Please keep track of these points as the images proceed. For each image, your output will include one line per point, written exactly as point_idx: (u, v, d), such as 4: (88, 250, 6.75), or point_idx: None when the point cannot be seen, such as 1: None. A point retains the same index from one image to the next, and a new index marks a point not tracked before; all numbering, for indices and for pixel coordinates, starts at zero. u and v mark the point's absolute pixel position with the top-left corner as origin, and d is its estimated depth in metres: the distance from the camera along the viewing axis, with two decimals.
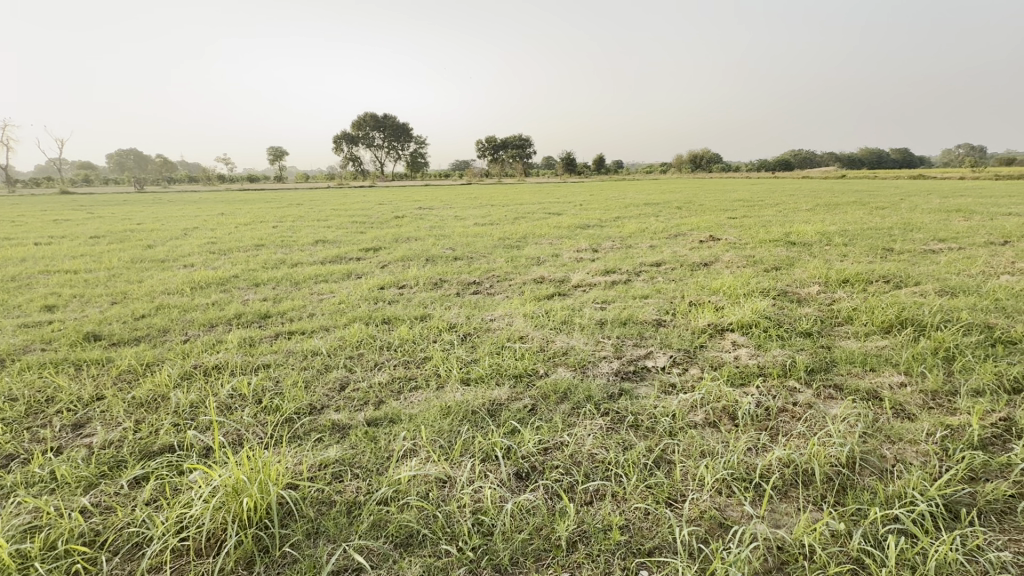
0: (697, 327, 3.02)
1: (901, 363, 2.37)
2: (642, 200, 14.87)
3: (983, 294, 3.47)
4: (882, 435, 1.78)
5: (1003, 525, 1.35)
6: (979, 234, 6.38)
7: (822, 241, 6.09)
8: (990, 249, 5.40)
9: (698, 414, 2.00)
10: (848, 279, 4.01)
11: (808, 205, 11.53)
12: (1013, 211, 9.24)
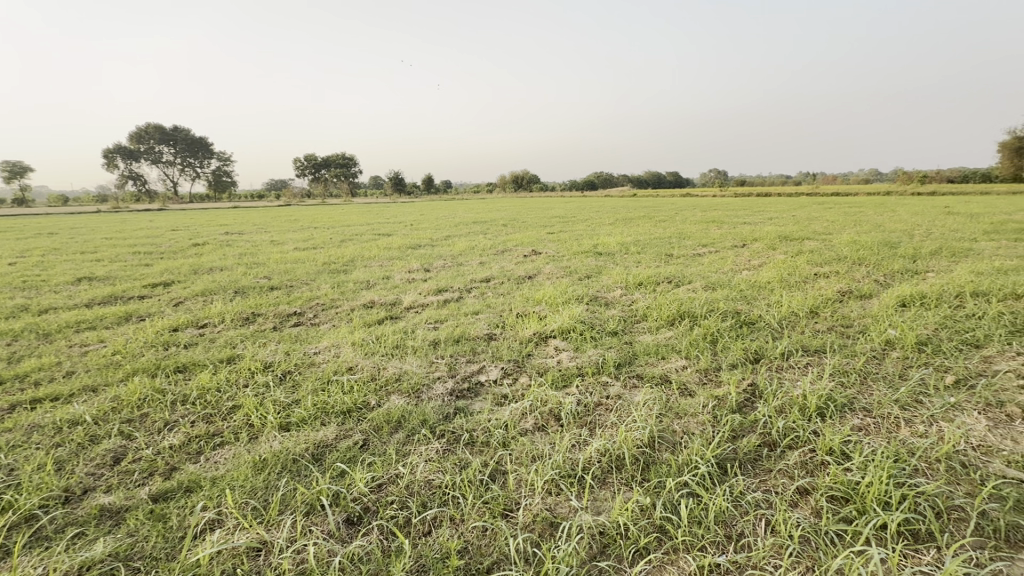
0: (524, 336, 3.23)
1: (682, 349, 2.87)
2: (468, 217, 15.34)
3: (732, 285, 4.44)
4: (672, 414, 2.12)
5: (756, 472, 1.71)
6: (726, 239, 8.18)
7: (620, 250, 7.10)
8: (731, 250, 6.96)
9: (527, 421, 2.13)
10: (641, 282, 4.73)
11: (607, 219, 13.35)
12: (743, 220, 12.10)
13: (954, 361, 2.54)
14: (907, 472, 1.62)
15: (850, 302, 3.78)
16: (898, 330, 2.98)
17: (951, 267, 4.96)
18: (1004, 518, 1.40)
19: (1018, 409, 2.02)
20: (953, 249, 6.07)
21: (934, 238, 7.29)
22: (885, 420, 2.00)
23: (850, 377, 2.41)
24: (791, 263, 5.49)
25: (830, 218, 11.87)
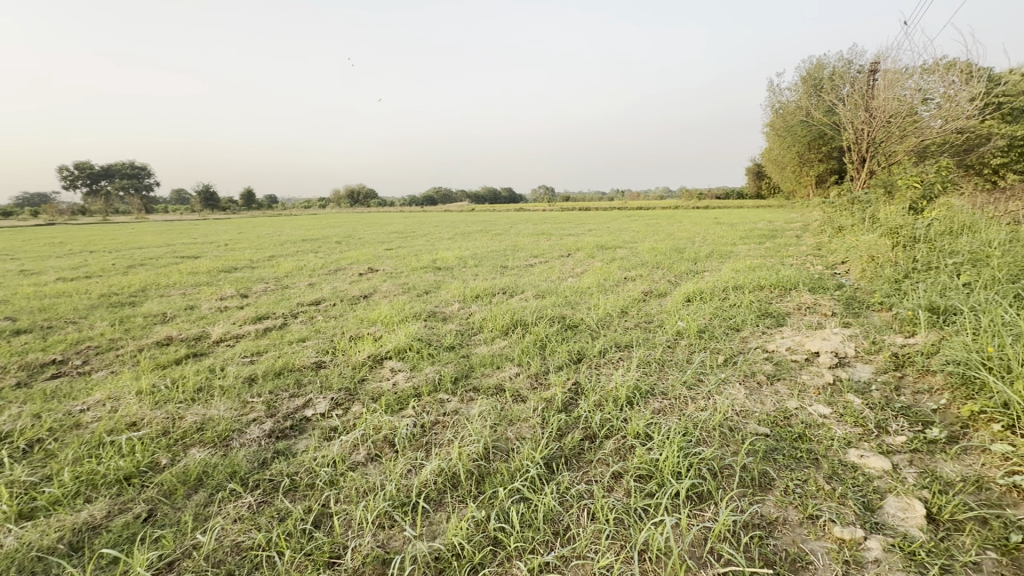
0: (357, 361, 3.07)
1: (515, 357, 3.05)
2: (297, 235, 14.08)
3: (558, 293, 4.86)
4: (505, 422, 2.22)
5: (579, 465, 1.89)
6: (554, 250, 8.96)
7: (458, 264, 7.26)
8: (557, 260, 7.65)
9: (358, 453, 2.02)
10: (478, 295, 4.89)
11: (445, 234, 13.52)
12: (566, 232, 13.41)
13: (723, 343, 3.17)
14: (692, 443, 1.95)
15: (651, 300, 4.44)
16: (684, 322, 3.61)
17: (719, 267, 6.20)
18: (756, 468, 1.78)
19: (763, 377, 2.61)
20: (720, 253, 7.59)
21: (708, 244, 9.03)
22: (677, 399, 2.39)
23: (651, 366, 2.84)
24: (605, 269, 6.26)
25: (635, 229, 13.86)
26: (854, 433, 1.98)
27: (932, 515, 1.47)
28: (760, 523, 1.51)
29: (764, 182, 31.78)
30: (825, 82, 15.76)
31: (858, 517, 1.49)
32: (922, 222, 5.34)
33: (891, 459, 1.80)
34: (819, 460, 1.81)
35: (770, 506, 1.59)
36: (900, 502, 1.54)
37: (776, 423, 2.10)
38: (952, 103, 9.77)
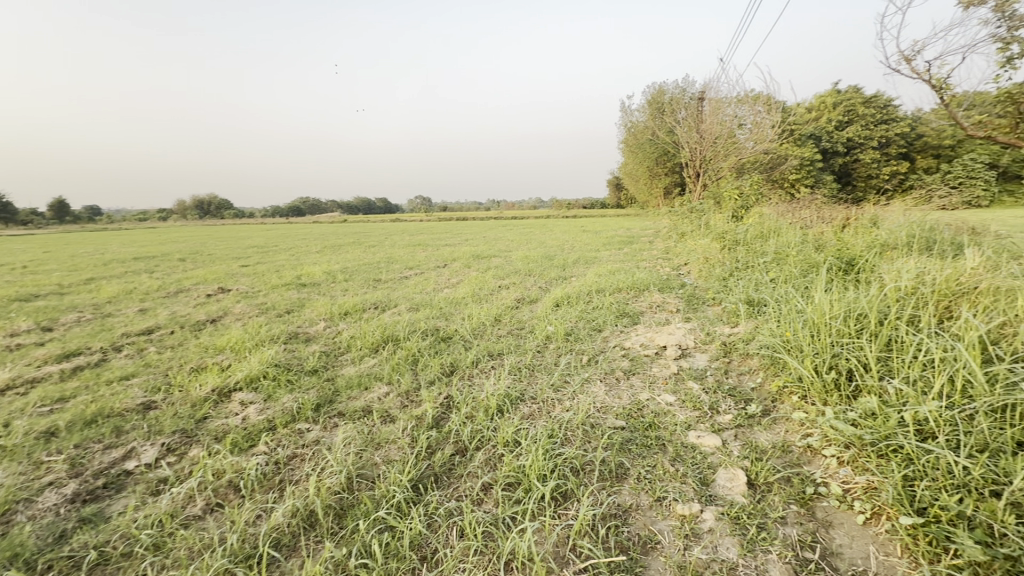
0: (198, 396, 2.70)
1: (385, 375, 2.94)
2: (127, 252, 12.07)
3: (432, 305, 4.83)
4: (372, 447, 2.13)
5: (449, 483, 1.87)
6: (430, 260, 8.91)
7: (326, 279, 6.83)
8: (434, 271, 7.62)
9: (193, 506, 1.76)
10: (347, 312, 4.65)
11: (314, 247, 12.65)
12: (444, 243, 13.39)
13: (587, 344, 3.42)
14: (557, 443, 2.05)
15: (522, 308, 4.63)
16: (552, 326, 3.82)
17: (584, 272, 6.69)
18: (614, 459, 1.94)
19: (621, 373, 2.87)
20: (585, 258, 8.22)
21: (575, 250, 9.71)
22: (545, 402, 2.51)
23: (522, 372, 2.95)
24: (480, 278, 6.39)
25: (509, 238, 14.34)
26: (694, 416, 2.27)
27: (751, 482, 1.74)
28: (617, 513, 1.64)
29: (622, 193, 35.15)
30: (666, 106, 17.97)
31: (696, 493, 1.70)
32: (741, 228, 6.34)
33: (722, 436, 2.09)
34: (665, 445, 2.04)
35: (625, 495, 1.74)
36: (728, 475, 1.79)
37: (631, 415, 2.32)
38: (760, 129, 11.79)
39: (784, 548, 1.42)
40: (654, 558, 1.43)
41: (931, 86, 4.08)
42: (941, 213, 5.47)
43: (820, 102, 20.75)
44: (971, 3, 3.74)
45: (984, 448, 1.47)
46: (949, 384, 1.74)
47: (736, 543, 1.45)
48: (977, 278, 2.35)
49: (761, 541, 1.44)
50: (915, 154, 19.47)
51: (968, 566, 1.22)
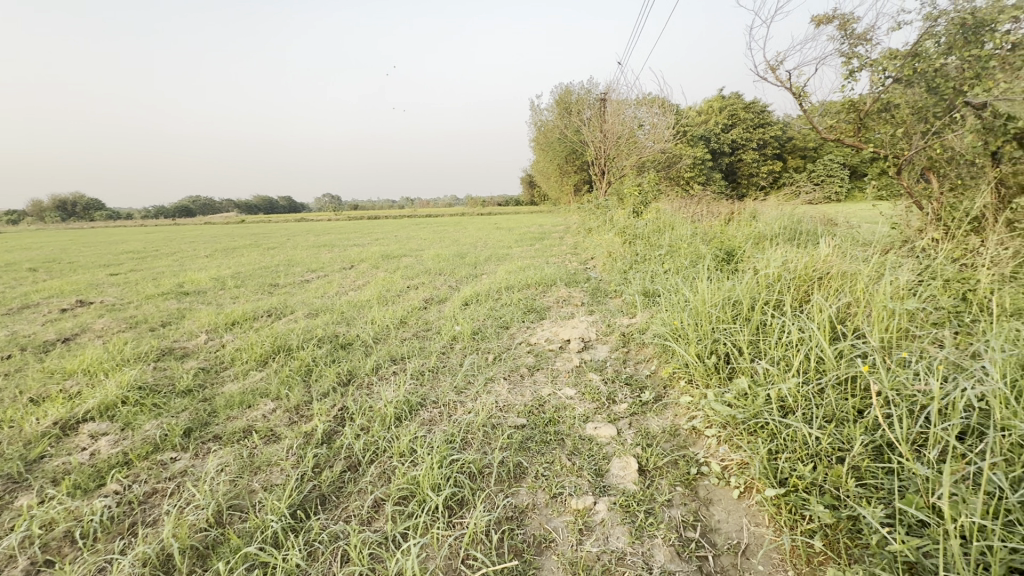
0: (34, 431, 2.32)
1: (273, 390, 2.74)
2: None
3: (333, 309, 4.60)
4: (249, 472, 1.96)
5: (335, 504, 1.78)
6: (336, 262, 8.50)
7: (214, 286, 6.25)
8: (339, 272, 7.28)
9: (14, 567, 1.49)
10: (234, 321, 4.28)
11: (203, 251, 11.50)
12: (353, 243, 12.81)
13: (493, 342, 3.45)
14: (454, 448, 2.03)
15: (430, 308, 4.57)
16: (459, 326, 3.81)
17: (495, 269, 6.76)
18: (511, 460, 1.96)
19: (526, 369, 2.94)
20: (497, 256, 8.31)
21: (488, 247, 9.79)
22: (446, 406, 2.49)
23: (424, 376, 2.90)
24: (389, 278, 6.22)
25: (423, 237, 14.08)
26: (591, 408, 2.39)
27: (641, 468, 1.87)
28: (513, 515, 1.66)
29: (535, 190, 35.97)
30: (572, 105, 18.62)
31: (591, 485, 1.79)
32: (640, 223, 6.75)
33: (617, 425, 2.22)
34: (563, 440, 2.12)
35: (522, 495, 1.77)
36: (621, 464, 1.91)
37: (532, 412, 2.37)
38: (657, 129, 12.63)
39: (668, 531, 1.54)
40: (547, 557, 1.47)
41: (793, 93, 4.61)
42: (806, 207, 6.23)
43: (708, 107, 22.71)
44: (822, 21, 4.27)
45: (831, 419, 1.71)
46: (805, 362, 1.99)
47: (626, 531, 1.54)
48: (829, 264, 2.70)
49: (648, 527, 1.55)
50: (787, 155, 22.03)
51: (820, 529, 1.41)
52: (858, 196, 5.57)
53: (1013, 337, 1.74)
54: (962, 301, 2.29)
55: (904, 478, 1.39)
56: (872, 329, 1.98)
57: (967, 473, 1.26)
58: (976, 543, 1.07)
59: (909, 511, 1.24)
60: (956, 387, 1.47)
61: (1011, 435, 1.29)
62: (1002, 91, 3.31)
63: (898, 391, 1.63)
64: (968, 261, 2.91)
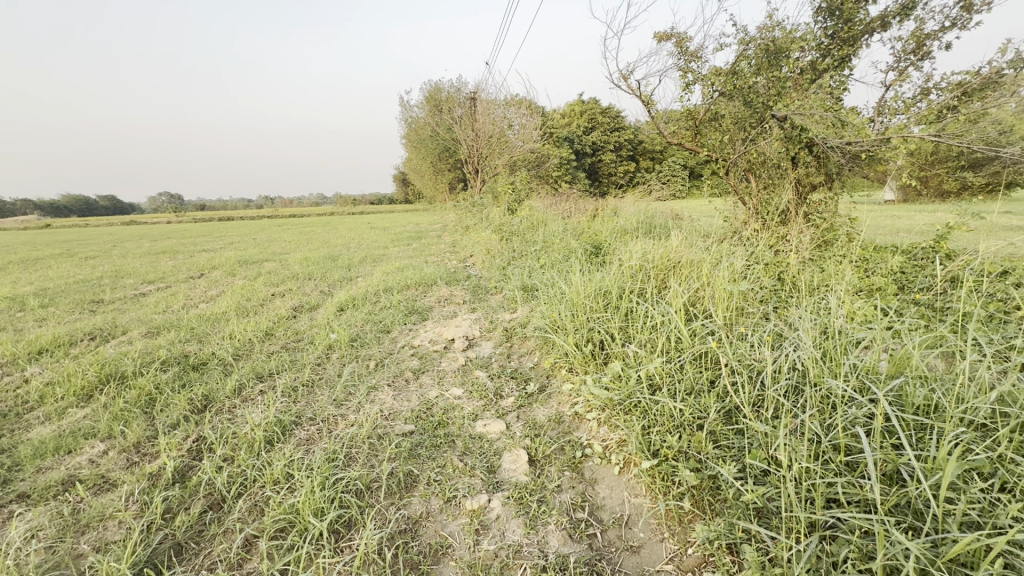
0: None
1: (101, 429, 2.29)
2: None
3: (179, 326, 4.00)
4: (73, 533, 1.61)
5: (193, 552, 1.55)
6: (180, 270, 7.42)
7: (8, 308, 5.03)
8: (185, 282, 6.36)
9: None
10: (41, 350, 3.49)
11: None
12: (201, 248, 11.30)
13: (373, 348, 3.31)
14: (337, 467, 1.90)
15: (301, 317, 4.21)
16: (335, 333, 3.57)
17: (370, 271, 6.47)
18: (401, 469, 1.89)
19: (411, 373, 2.87)
20: (372, 257, 7.98)
21: (362, 248, 9.33)
22: (325, 421, 2.32)
23: (298, 392, 2.67)
24: (248, 286, 5.60)
25: (287, 239, 12.96)
26: (480, 406, 2.41)
27: (531, 459, 1.95)
28: (407, 527, 1.61)
29: (408, 188, 35.20)
30: (442, 103, 18.52)
31: (485, 483, 1.80)
32: (515, 221, 6.98)
33: (506, 420, 2.28)
34: (454, 441, 2.11)
35: (415, 505, 1.72)
36: (512, 457, 1.96)
37: (420, 416, 2.32)
38: (526, 130, 13.20)
39: (560, 515, 1.62)
40: (445, 564, 1.45)
41: (642, 101, 5.13)
42: (657, 204, 6.99)
43: (570, 110, 24.28)
44: (662, 38, 4.82)
45: (689, 391, 1.95)
46: (666, 343, 2.23)
47: (521, 523, 1.59)
48: (679, 254, 3.07)
49: (541, 516, 1.61)
50: (639, 156, 24.54)
51: (687, 491, 1.60)
52: (696, 193, 6.41)
53: (816, 309, 2.16)
54: (778, 282, 2.77)
55: (748, 435, 1.64)
56: (717, 310, 2.30)
57: (794, 424, 1.52)
58: (805, 484, 1.29)
59: (754, 464, 1.46)
60: (781, 354, 1.77)
61: (821, 389, 1.59)
62: (797, 107, 4.06)
63: (739, 360, 1.92)
64: (781, 248, 3.53)
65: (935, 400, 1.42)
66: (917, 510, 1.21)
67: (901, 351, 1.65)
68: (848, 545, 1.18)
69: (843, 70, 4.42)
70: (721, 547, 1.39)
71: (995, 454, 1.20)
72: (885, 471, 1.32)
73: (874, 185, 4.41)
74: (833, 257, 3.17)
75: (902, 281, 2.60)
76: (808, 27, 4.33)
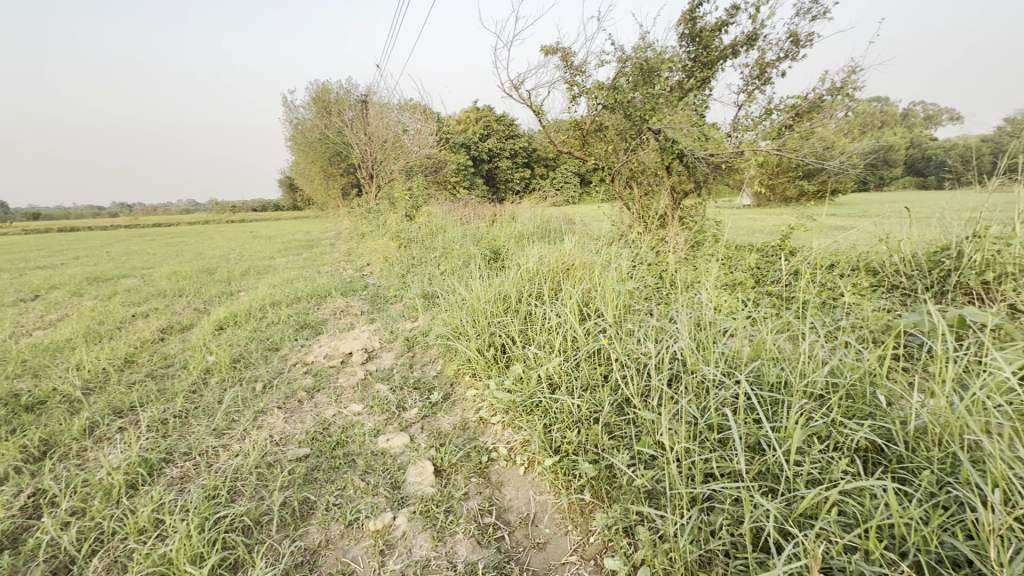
0: None
1: None
2: None
3: (5, 359, 3.32)
4: None
5: None
6: (5, 292, 6.18)
7: None
8: (13, 306, 5.32)
9: None
10: None
11: None
12: (35, 264, 9.51)
13: (260, 368, 3.03)
14: (219, 504, 1.71)
15: (169, 339, 3.72)
16: (213, 355, 3.21)
17: (254, 284, 5.93)
18: (296, 497, 1.76)
19: (305, 392, 2.67)
20: (256, 268, 7.34)
21: (244, 260, 8.53)
22: (204, 455, 2.08)
23: (168, 425, 2.35)
24: (101, 308, 4.82)
25: (149, 251, 11.38)
26: (382, 420, 2.32)
27: (437, 469, 1.92)
28: (304, 560, 1.49)
29: (296, 194, 32.94)
30: (331, 104, 17.63)
31: (389, 500, 1.74)
32: (413, 227, 6.84)
33: (409, 432, 2.22)
34: (354, 460, 2.00)
35: (312, 534, 1.60)
36: (417, 470, 1.92)
37: (316, 438, 2.17)
38: (421, 135, 13.03)
39: (468, 523, 1.62)
40: None
41: (533, 111, 5.32)
42: (552, 209, 7.29)
43: (466, 117, 24.46)
44: (549, 51, 5.04)
45: (586, 387, 2.05)
46: (563, 342, 2.34)
47: (428, 537, 1.56)
48: (573, 258, 3.23)
49: (449, 526, 1.60)
50: (534, 163, 25.41)
51: (587, 483, 1.68)
52: (587, 199, 6.81)
53: (691, 304, 2.40)
54: (659, 280, 3.03)
55: (638, 423, 1.77)
56: (607, 309, 2.46)
57: (676, 409, 1.68)
58: (686, 463, 1.43)
59: (644, 450, 1.58)
60: (663, 346, 1.94)
61: (697, 375, 1.77)
62: (669, 122, 4.50)
63: (628, 355, 2.07)
64: (661, 249, 3.87)
65: (785, 377, 1.66)
66: (774, 475, 1.40)
67: (758, 337, 1.89)
68: (722, 514, 1.33)
69: (705, 91, 4.98)
70: (618, 531, 1.48)
71: (829, 419, 1.43)
72: (749, 443, 1.51)
73: (734, 192, 5.03)
74: (703, 256, 3.55)
75: (758, 276, 2.99)
76: (675, 50, 4.82)
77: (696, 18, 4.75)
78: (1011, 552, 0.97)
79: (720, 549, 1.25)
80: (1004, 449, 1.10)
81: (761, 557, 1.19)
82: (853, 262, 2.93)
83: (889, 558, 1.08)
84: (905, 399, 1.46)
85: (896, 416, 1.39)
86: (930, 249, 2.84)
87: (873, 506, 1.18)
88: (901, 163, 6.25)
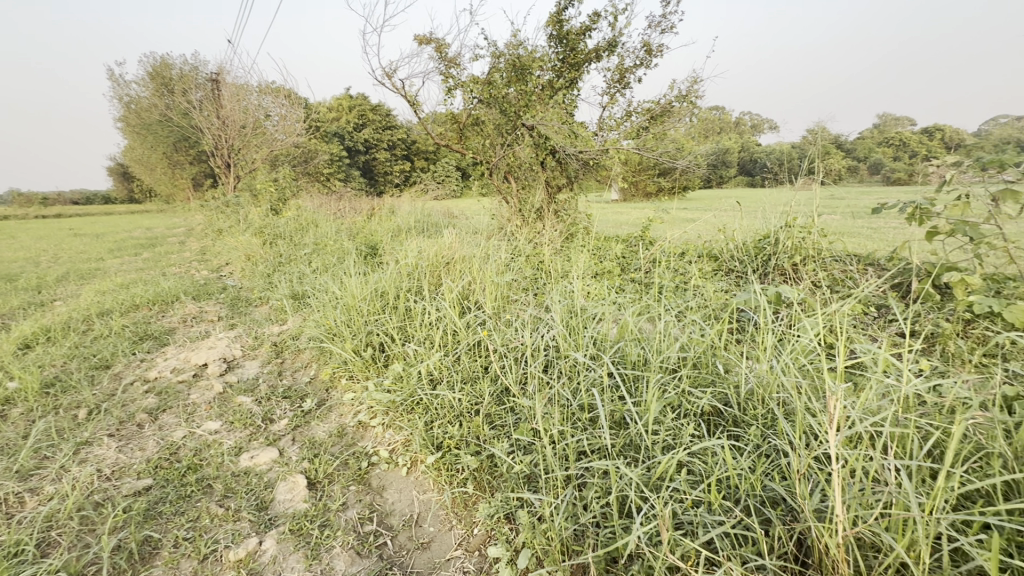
0: None
1: None
2: None
3: None
4: None
5: None
6: None
7: None
8: None
9: None
10: None
11: None
12: None
13: (84, 391, 2.55)
14: (26, 561, 1.41)
15: None
16: (15, 381, 2.62)
17: (76, 291, 4.97)
18: (134, 538, 1.52)
19: (146, 414, 2.31)
20: (80, 272, 6.16)
21: (62, 262, 7.11)
22: (2, 505, 1.69)
23: None
24: None
25: None
26: (245, 437, 2.10)
27: (310, 483, 1.79)
28: None
29: (133, 185, 28.25)
30: (173, 81, 15.36)
31: (253, 525, 1.58)
32: (281, 223, 6.27)
33: (278, 446, 2.04)
34: (211, 485, 1.79)
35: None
36: (287, 486, 1.77)
37: (161, 466, 1.90)
38: (286, 121, 11.95)
39: (346, 535, 1.54)
40: None
41: (408, 101, 5.18)
42: (432, 203, 7.19)
43: (338, 104, 23.00)
44: (422, 41, 4.94)
45: (467, 380, 2.07)
46: (444, 337, 2.32)
47: (301, 556, 1.45)
48: (452, 251, 3.23)
49: (324, 541, 1.50)
50: (414, 156, 24.80)
51: (470, 475, 1.70)
52: (467, 193, 6.83)
53: (563, 293, 2.54)
54: (536, 271, 3.16)
55: (517, 411, 1.84)
56: (486, 301, 2.50)
57: (550, 395, 1.78)
58: (560, 444, 1.52)
59: (522, 437, 1.65)
60: (539, 335, 2.04)
61: (569, 360, 1.89)
62: (541, 118, 4.69)
63: (506, 345, 2.14)
64: (538, 241, 4.03)
65: (643, 356, 1.84)
66: (636, 446, 1.55)
67: (621, 321, 2.07)
68: (593, 488, 1.44)
69: (572, 91, 5.28)
70: (500, 519, 1.53)
71: (679, 390, 1.62)
72: (614, 419, 1.65)
73: (602, 187, 5.42)
74: (576, 247, 3.78)
75: (622, 265, 3.26)
76: (544, 50, 5.02)
77: (563, 21, 5.00)
78: (810, 486, 1.19)
79: (591, 521, 1.35)
80: (804, 403, 1.34)
81: (626, 522, 1.31)
82: (698, 250, 3.35)
83: (725, 506, 1.26)
84: (736, 366, 1.72)
85: (730, 382, 1.62)
86: (755, 237, 3.35)
87: (713, 463, 1.37)
88: (735, 164, 7.27)
